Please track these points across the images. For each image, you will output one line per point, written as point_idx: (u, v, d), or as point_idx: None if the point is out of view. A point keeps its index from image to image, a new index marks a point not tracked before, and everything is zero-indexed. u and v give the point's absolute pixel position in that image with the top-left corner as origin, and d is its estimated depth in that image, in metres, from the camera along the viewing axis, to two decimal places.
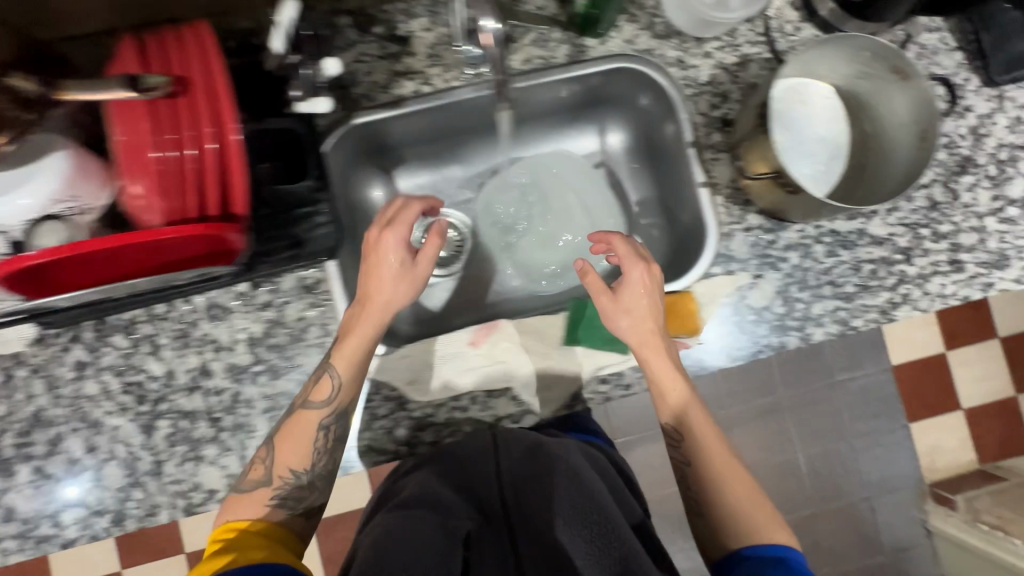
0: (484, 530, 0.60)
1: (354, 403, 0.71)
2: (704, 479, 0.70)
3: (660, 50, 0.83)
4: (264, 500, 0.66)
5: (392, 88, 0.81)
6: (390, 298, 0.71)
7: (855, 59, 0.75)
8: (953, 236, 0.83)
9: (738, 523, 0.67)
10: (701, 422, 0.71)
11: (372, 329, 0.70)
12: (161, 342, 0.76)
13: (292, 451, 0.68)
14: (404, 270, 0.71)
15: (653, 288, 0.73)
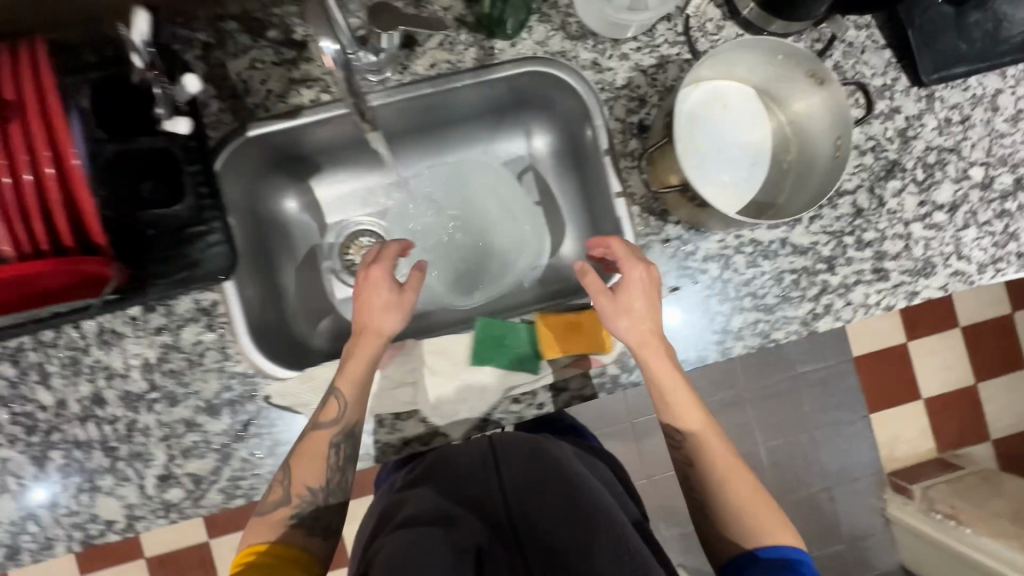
0: (494, 546, 0.63)
1: (361, 421, 0.71)
2: (708, 480, 0.72)
3: (574, 52, 0.79)
4: (282, 522, 0.69)
5: (291, 96, 0.77)
6: (387, 326, 0.72)
7: (772, 62, 0.73)
8: (877, 243, 0.80)
9: (743, 524, 0.70)
10: (702, 425, 0.73)
11: (375, 353, 0.72)
12: (50, 370, 0.73)
13: (308, 470, 0.69)
14: (393, 299, 0.73)
15: (650, 301, 0.71)
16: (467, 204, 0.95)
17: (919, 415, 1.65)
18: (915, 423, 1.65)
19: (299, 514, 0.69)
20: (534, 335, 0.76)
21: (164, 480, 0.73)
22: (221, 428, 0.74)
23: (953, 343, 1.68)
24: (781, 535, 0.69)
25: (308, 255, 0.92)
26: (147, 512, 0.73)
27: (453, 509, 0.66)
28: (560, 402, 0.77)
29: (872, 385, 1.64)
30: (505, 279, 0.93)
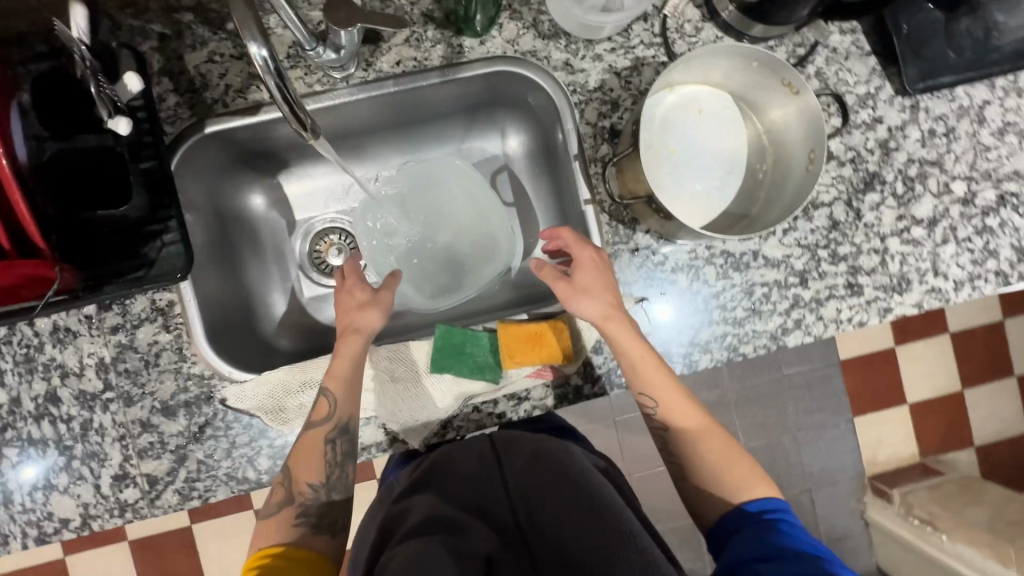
0: (505, 556, 0.64)
1: (355, 417, 0.72)
2: (686, 443, 0.74)
3: (546, 52, 0.76)
4: (287, 522, 0.68)
5: (250, 92, 0.74)
6: (369, 324, 0.76)
7: (747, 69, 0.70)
8: (852, 258, 0.78)
9: (724, 481, 0.71)
10: (674, 393, 0.73)
11: (359, 349, 0.74)
12: (4, 367, 0.72)
13: (308, 465, 0.70)
14: (369, 300, 0.77)
15: (604, 282, 0.72)
16: (439, 203, 0.92)
17: (903, 420, 1.64)
18: (899, 427, 1.64)
19: (305, 514, 0.69)
20: (495, 344, 0.75)
21: (119, 480, 0.73)
22: (177, 429, 0.73)
23: (941, 349, 1.67)
24: (759, 487, 0.70)
25: (276, 252, 0.91)
26: (101, 511, 0.73)
27: (458, 516, 0.65)
28: (519, 411, 0.77)
29: (856, 389, 1.62)
30: (476, 280, 0.90)
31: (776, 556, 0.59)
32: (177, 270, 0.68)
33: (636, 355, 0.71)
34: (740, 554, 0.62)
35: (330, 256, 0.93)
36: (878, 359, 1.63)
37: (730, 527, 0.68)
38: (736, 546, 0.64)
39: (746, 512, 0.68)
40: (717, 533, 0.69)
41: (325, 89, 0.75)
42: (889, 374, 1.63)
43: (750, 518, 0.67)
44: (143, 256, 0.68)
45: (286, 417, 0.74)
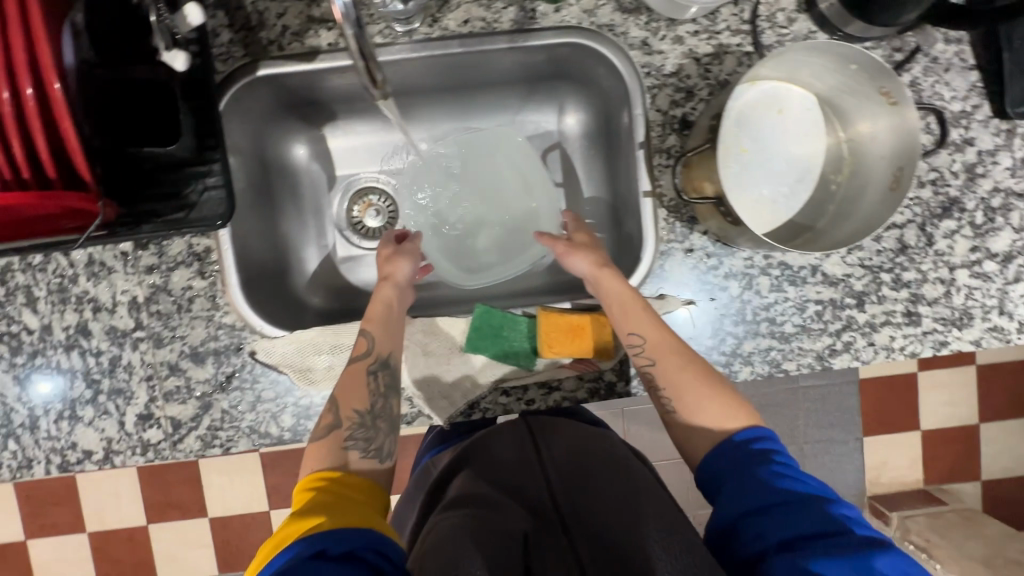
0: (541, 534, 0.62)
1: (395, 353, 0.70)
2: (671, 378, 0.66)
3: (624, 28, 0.71)
4: (338, 444, 0.63)
5: (308, 36, 0.70)
6: (401, 273, 0.76)
7: (842, 71, 0.65)
8: (915, 285, 0.75)
9: (709, 415, 0.64)
10: (667, 338, 0.68)
11: (390, 296, 0.74)
12: (37, 294, 0.71)
13: (351, 394, 0.67)
14: (393, 252, 0.78)
15: (598, 244, 0.76)
16: (486, 178, 0.89)
17: (912, 446, 1.60)
18: (905, 452, 1.61)
19: (354, 438, 0.64)
20: (533, 331, 0.73)
21: (144, 419, 0.73)
22: (204, 376, 0.73)
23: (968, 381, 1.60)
24: (745, 418, 0.64)
25: (314, 207, 0.88)
26: (124, 448, 0.73)
27: (493, 495, 0.68)
28: (549, 401, 0.74)
29: (869, 410, 1.58)
30: (515, 263, 0.87)
31: (780, 508, 0.55)
32: (216, 216, 0.66)
33: (620, 294, 0.70)
34: (736, 503, 0.57)
35: (367, 217, 0.90)
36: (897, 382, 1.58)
37: (716, 461, 0.62)
38: (727, 491, 0.59)
39: (731, 446, 0.62)
40: (703, 475, 0.63)
41: (385, 42, 0.71)
42: (906, 399, 1.59)
43: (736, 450, 0.61)
44: (185, 199, 0.66)
45: (313, 377, 0.72)
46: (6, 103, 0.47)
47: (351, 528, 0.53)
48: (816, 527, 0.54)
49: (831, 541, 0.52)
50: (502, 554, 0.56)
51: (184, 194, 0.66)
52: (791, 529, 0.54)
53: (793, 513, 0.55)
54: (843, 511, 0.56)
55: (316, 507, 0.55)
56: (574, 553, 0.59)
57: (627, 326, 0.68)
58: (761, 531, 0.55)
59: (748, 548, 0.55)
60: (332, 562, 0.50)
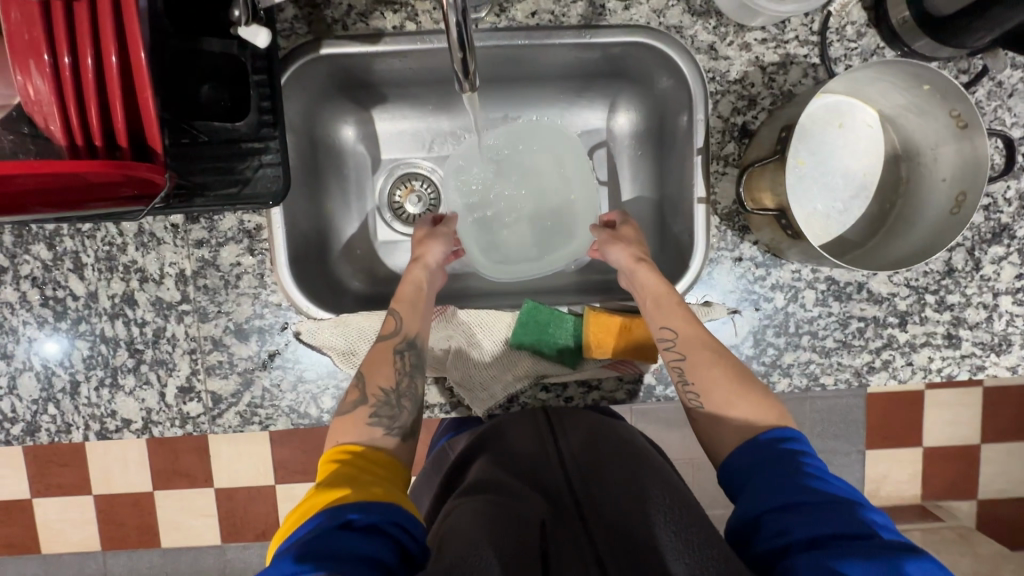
0: (557, 524, 0.57)
1: (423, 333, 0.70)
2: (700, 372, 0.65)
3: (692, 31, 0.71)
4: (361, 420, 0.63)
5: (373, 17, 0.70)
6: (431, 256, 0.76)
7: (912, 90, 0.65)
8: (958, 308, 0.75)
9: (738, 410, 0.62)
10: (702, 335, 0.66)
11: (420, 278, 0.74)
12: (84, 261, 0.71)
13: (378, 370, 0.66)
14: (426, 234, 0.78)
15: (638, 238, 0.76)
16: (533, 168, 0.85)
17: (912, 462, 1.41)
18: (906, 468, 1.41)
19: (378, 414, 0.64)
20: (579, 330, 0.74)
21: (184, 392, 0.73)
22: (247, 353, 0.73)
23: (968, 399, 1.39)
24: (773, 415, 0.61)
25: (358, 191, 0.86)
26: (164, 419, 0.73)
27: (506, 479, 0.62)
28: (588, 400, 0.76)
29: (874, 423, 1.40)
30: (556, 257, 0.83)
31: (808, 505, 0.51)
32: (269, 195, 0.65)
33: (654, 289, 0.70)
34: (761, 497, 0.53)
35: (408, 203, 0.88)
36: (906, 398, 1.39)
37: (741, 458, 0.58)
38: (753, 486, 0.55)
39: (758, 444, 0.58)
40: (727, 473, 0.59)
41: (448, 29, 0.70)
42: (910, 416, 1.39)
43: (763, 449, 0.58)
44: (240, 173, 0.65)
45: (355, 360, 0.72)
46: (90, 69, 0.50)
47: (376, 501, 0.53)
48: (846, 528, 0.49)
49: (864, 543, 0.48)
50: (516, 537, 0.52)
51: (240, 169, 0.65)
52: (817, 527, 0.50)
53: (822, 513, 0.50)
54: (874, 518, 0.51)
55: (341, 479, 0.56)
56: (591, 545, 0.53)
57: (659, 320, 0.68)
58: (787, 526, 0.50)
59: (769, 543, 0.51)
60: (358, 534, 0.50)
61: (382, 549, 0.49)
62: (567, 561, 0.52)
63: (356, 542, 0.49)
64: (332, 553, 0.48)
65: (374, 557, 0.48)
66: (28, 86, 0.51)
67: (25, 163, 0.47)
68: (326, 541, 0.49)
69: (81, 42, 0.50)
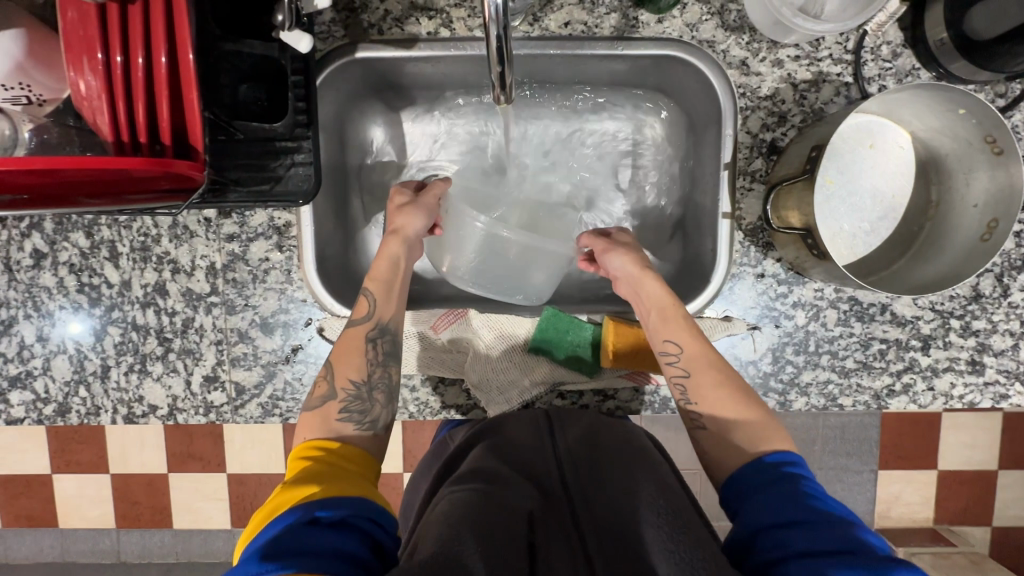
0: (548, 515, 0.58)
1: (396, 317, 0.68)
2: (704, 393, 0.63)
3: (724, 46, 0.70)
4: (332, 415, 0.62)
5: (409, 23, 0.71)
6: (411, 227, 0.72)
7: (947, 114, 0.64)
8: (984, 334, 0.74)
9: (740, 431, 0.60)
10: (700, 353, 0.65)
11: (397, 252, 0.70)
12: (119, 251, 0.73)
13: (348, 363, 0.64)
14: (409, 201, 0.73)
15: (636, 243, 0.74)
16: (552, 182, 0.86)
17: (927, 485, 1.38)
18: (920, 489, 1.39)
19: (349, 410, 0.62)
20: (597, 339, 0.74)
21: (209, 381, 0.75)
22: (271, 346, 0.74)
23: (988, 423, 1.36)
24: (778, 441, 0.59)
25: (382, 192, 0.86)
26: (188, 407, 0.75)
27: (502, 469, 0.62)
28: (603, 408, 0.77)
29: (887, 443, 1.38)
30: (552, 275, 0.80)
31: (806, 521, 0.50)
32: (300, 194, 0.67)
33: (659, 299, 0.69)
34: (761, 511, 0.53)
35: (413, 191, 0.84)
36: (921, 420, 1.36)
37: (740, 478, 0.57)
38: (754, 502, 0.54)
39: (762, 465, 0.57)
40: (728, 489, 0.57)
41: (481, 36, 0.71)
42: (923, 437, 1.37)
43: (767, 470, 0.56)
44: (272, 171, 0.67)
45: None
46: (140, 68, 0.53)
47: (346, 496, 0.53)
48: (843, 544, 0.48)
49: (860, 560, 0.47)
50: (507, 531, 0.52)
51: (272, 166, 0.67)
52: (819, 543, 0.49)
53: (823, 528, 0.49)
54: (871, 539, 0.50)
55: (309, 476, 0.55)
56: (580, 540, 0.54)
57: (662, 334, 0.66)
58: (784, 540, 0.50)
59: (765, 556, 0.50)
60: (325, 529, 0.49)
61: (352, 541, 0.49)
62: (555, 554, 0.52)
63: (327, 537, 0.49)
64: (301, 550, 0.47)
65: (348, 551, 0.48)
66: (78, 82, 0.54)
67: (72, 159, 0.49)
68: (294, 538, 0.48)
69: (133, 42, 0.52)
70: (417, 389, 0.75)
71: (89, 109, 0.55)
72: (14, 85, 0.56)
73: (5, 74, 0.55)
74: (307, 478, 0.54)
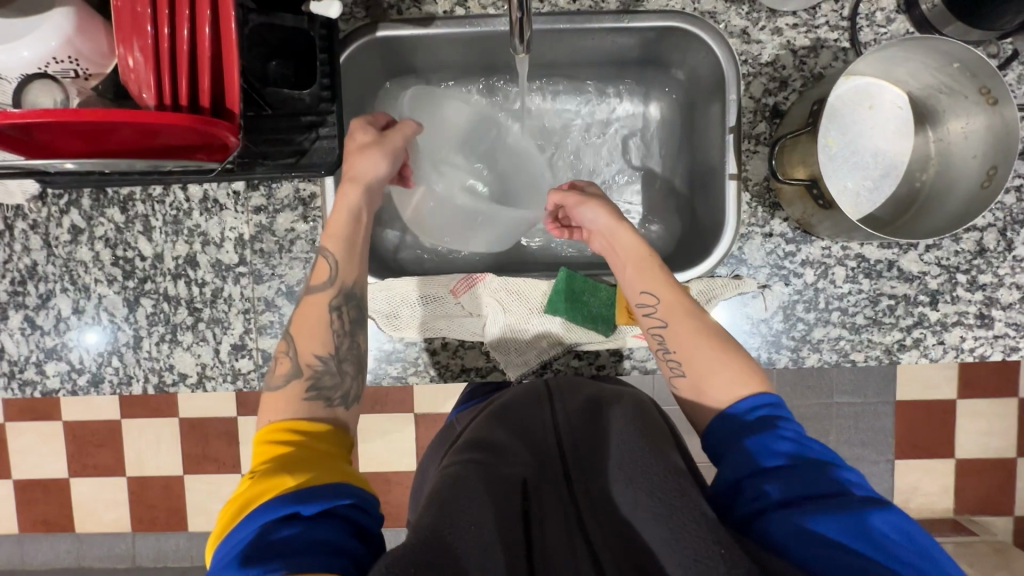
0: (545, 483, 0.60)
1: (360, 281, 0.66)
2: (681, 341, 0.62)
3: (725, 16, 0.74)
4: (295, 396, 0.60)
5: (426, 3, 0.75)
6: (373, 172, 0.69)
7: (942, 69, 0.67)
8: (991, 288, 0.75)
9: (718, 375, 0.59)
10: (675, 298, 0.64)
11: (356, 203, 0.68)
12: (153, 224, 0.77)
13: (313, 337, 0.63)
14: (369, 144, 0.70)
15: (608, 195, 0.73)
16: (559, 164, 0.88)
17: (946, 473, 1.37)
18: (939, 478, 1.37)
19: (318, 385, 0.61)
20: (612, 299, 0.76)
21: (237, 349, 0.77)
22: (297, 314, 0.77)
23: (1004, 409, 1.35)
24: (753, 384, 0.58)
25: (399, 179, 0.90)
26: (216, 374, 0.78)
27: (497, 440, 0.62)
28: (619, 368, 0.79)
29: (904, 432, 1.36)
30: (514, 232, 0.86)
31: (782, 470, 0.51)
32: (324, 165, 0.70)
33: (636, 251, 0.68)
34: (738, 464, 0.53)
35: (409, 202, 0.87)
36: (936, 407, 1.35)
37: (722, 428, 0.57)
38: (735, 450, 0.54)
39: (744, 408, 0.57)
40: (708, 441, 0.58)
41: (494, 13, 0.75)
42: (939, 424, 1.36)
43: (750, 417, 0.56)
44: (299, 144, 0.70)
45: (398, 323, 0.76)
46: (185, 40, 0.58)
47: (330, 485, 0.52)
48: (816, 489, 0.49)
49: (837, 502, 0.47)
50: (500, 501, 0.53)
51: (298, 139, 0.70)
52: (797, 487, 0.49)
53: (800, 473, 0.50)
54: (847, 477, 0.51)
55: (283, 464, 0.54)
56: (575, 508, 0.56)
57: (640, 285, 0.66)
58: (764, 490, 0.50)
59: (748, 507, 0.50)
60: (306, 523, 0.49)
61: (335, 530, 0.49)
62: (551, 524, 0.54)
63: (307, 532, 0.49)
64: (286, 548, 0.47)
65: (335, 543, 0.48)
66: (122, 57, 0.59)
67: (116, 112, 0.51)
68: (276, 538, 0.48)
69: (182, 17, 0.57)
70: (438, 353, 0.77)
71: (131, 81, 0.60)
72: (63, 58, 0.61)
73: (56, 48, 0.60)
74: (284, 463, 0.54)
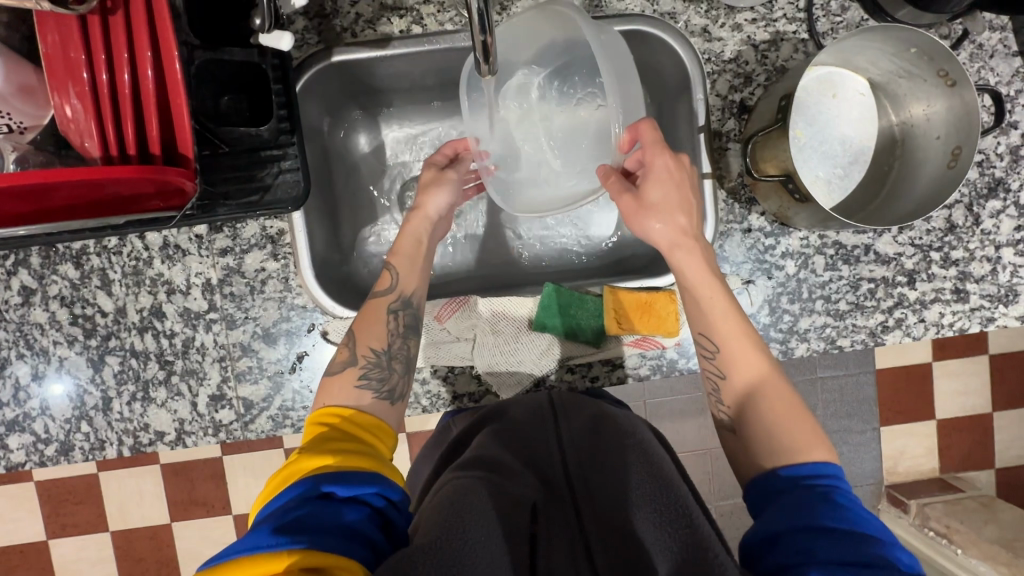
0: (551, 508, 0.59)
1: (419, 292, 0.68)
2: (739, 395, 0.61)
3: (685, 17, 0.74)
4: (350, 382, 0.60)
5: (381, 24, 0.73)
6: (435, 205, 0.73)
7: (900, 55, 0.68)
8: (964, 263, 0.77)
9: (778, 433, 0.58)
10: (716, 305, 0.63)
11: (421, 231, 0.72)
12: (112, 277, 0.73)
13: (369, 332, 0.64)
14: (434, 179, 0.74)
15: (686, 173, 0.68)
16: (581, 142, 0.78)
17: (930, 436, 1.41)
18: (923, 441, 1.41)
19: (368, 377, 0.61)
20: (601, 309, 0.75)
21: (215, 400, 0.74)
22: (276, 356, 0.74)
23: (978, 369, 1.40)
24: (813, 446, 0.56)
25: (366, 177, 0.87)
26: (196, 428, 0.74)
27: (504, 458, 0.60)
28: (613, 377, 0.77)
29: (887, 400, 1.40)
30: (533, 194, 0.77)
31: (829, 531, 0.47)
32: (290, 200, 0.66)
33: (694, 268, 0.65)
34: (778, 518, 0.50)
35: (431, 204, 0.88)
36: (915, 373, 1.39)
37: (759, 485, 0.56)
38: (773, 507, 0.52)
39: (804, 471, 0.54)
40: (750, 493, 0.57)
41: (453, 30, 0.74)
42: (919, 389, 1.40)
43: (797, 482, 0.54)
44: (261, 180, 0.67)
45: None
46: (128, 84, 0.54)
47: (359, 471, 0.51)
48: (864, 557, 0.46)
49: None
50: (509, 523, 0.52)
51: (260, 176, 0.67)
52: (841, 553, 0.46)
53: (845, 540, 0.47)
54: (899, 555, 0.47)
55: (322, 445, 0.53)
56: (583, 538, 0.56)
57: (701, 327, 0.64)
58: (806, 545, 0.47)
59: (783, 559, 0.47)
60: (336, 505, 0.48)
61: (361, 518, 0.48)
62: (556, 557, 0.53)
63: (334, 515, 0.47)
64: (311, 526, 0.46)
65: (359, 529, 0.47)
66: (60, 106, 0.56)
67: (55, 171, 0.48)
68: (306, 512, 0.47)
69: (120, 60, 0.54)
70: (427, 382, 0.75)
71: (72, 131, 0.57)
72: None
73: None
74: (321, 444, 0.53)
